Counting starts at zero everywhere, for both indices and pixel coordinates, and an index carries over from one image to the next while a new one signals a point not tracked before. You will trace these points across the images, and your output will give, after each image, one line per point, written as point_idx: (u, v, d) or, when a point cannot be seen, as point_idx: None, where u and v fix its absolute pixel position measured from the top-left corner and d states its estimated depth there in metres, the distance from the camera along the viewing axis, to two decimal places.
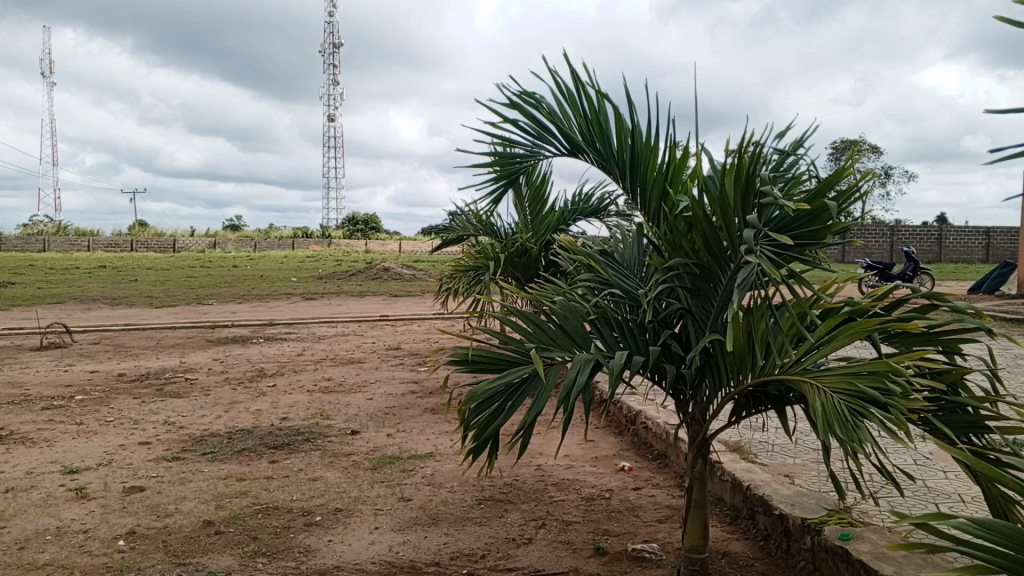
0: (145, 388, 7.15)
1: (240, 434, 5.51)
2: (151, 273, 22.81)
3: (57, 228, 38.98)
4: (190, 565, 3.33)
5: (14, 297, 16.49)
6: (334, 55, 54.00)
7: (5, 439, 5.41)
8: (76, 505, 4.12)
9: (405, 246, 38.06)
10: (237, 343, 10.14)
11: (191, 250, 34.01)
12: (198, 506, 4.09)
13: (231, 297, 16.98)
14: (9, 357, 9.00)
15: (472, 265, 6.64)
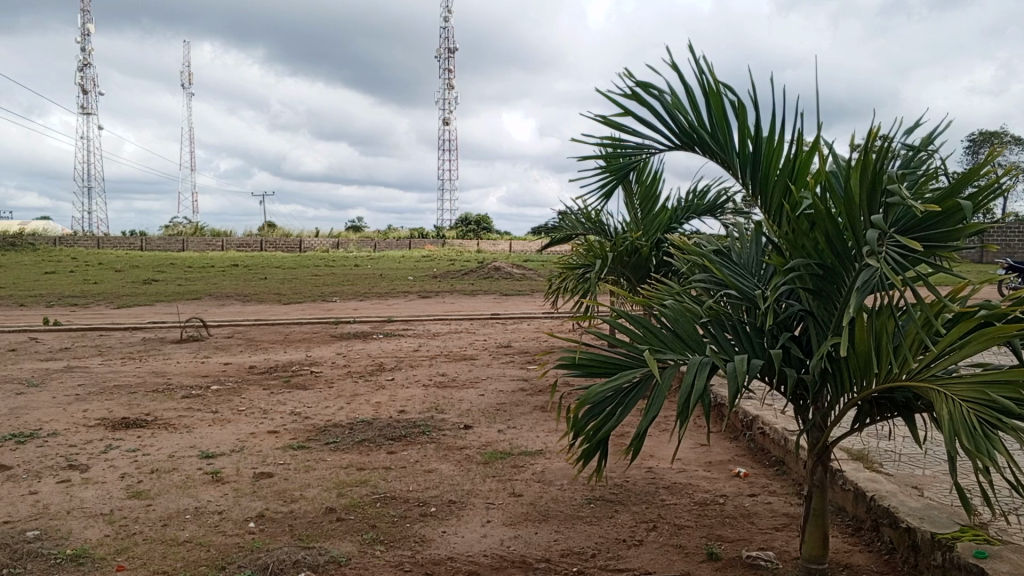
0: (274, 380, 7.58)
1: (359, 425, 5.74)
2: (279, 271, 24.09)
3: (195, 229, 41.80)
4: (314, 549, 3.52)
5: (158, 293, 17.82)
6: (449, 59, 55.11)
7: (150, 423, 5.87)
8: (212, 488, 4.43)
9: (515, 246, 38.47)
10: (357, 339, 10.57)
11: (315, 250, 35.66)
12: (321, 493, 4.30)
13: (353, 295, 17.71)
14: (154, 348, 9.74)
15: (581, 263, 6.63)
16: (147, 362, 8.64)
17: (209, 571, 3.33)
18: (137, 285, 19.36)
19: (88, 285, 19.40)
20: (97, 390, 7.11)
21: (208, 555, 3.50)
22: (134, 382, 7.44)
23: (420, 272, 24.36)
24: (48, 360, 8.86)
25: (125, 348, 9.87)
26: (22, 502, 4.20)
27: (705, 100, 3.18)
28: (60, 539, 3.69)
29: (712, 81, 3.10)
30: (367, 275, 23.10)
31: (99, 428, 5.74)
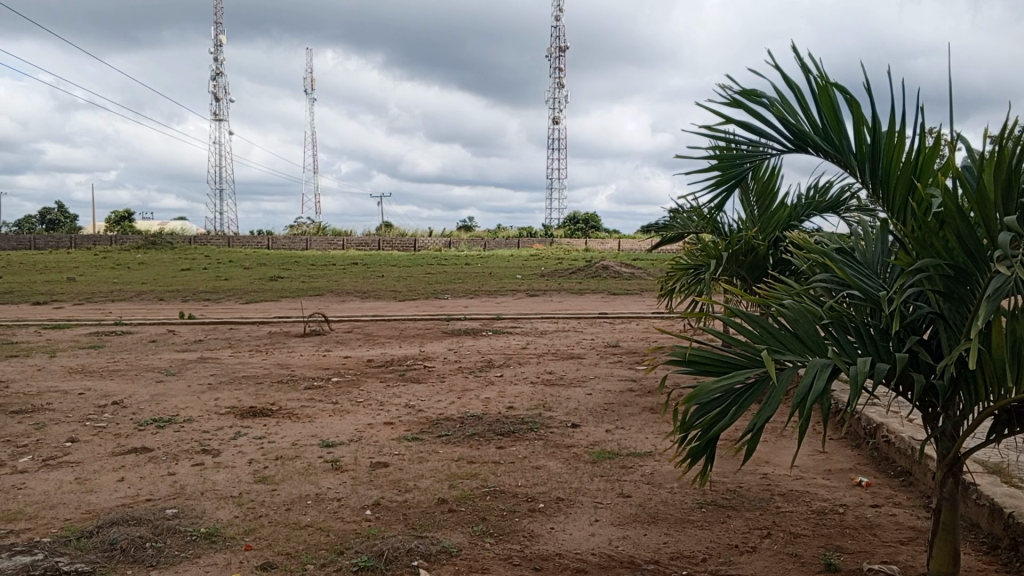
0: (390, 374, 7.84)
1: (470, 419, 5.86)
2: (394, 269, 24.87)
3: (316, 229, 43.74)
4: (427, 538, 3.62)
5: (282, 289, 18.79)
6: (560, 57, 55.02)
7: (276, 413, 6.20)
8: (331, 475, 4.64)
9: (625, 246, 38.08)
10: (467, 335, 10.77)
11: (427, 249, 36.57)
12: (433, 484, 4.42)
13: (464, 293, 18.04)
14: (279, 342, 10.27)
15: (692, 262, 6.52)
16: (273, 354, 9.13)
17: (329, 554, 3.49)
18: (264, 282, 20.46)
19: (219, 281, 20.69)
20: (228, 379, 7.57)
21: (328, 540, 3.66)
22: (260, 373, 7.88)
23: (528, 270, 24.51)
24: (185, 351, 9.52)
25: (253, 340, 10.46)
26: (162, 482, 4.53)
27: (816, 98, 3.05)
28: (195, 517, 3.97)
29: (821, 79, 2.98)
30: (478, 273, 23.48)
31: (230, 416, 6.12)
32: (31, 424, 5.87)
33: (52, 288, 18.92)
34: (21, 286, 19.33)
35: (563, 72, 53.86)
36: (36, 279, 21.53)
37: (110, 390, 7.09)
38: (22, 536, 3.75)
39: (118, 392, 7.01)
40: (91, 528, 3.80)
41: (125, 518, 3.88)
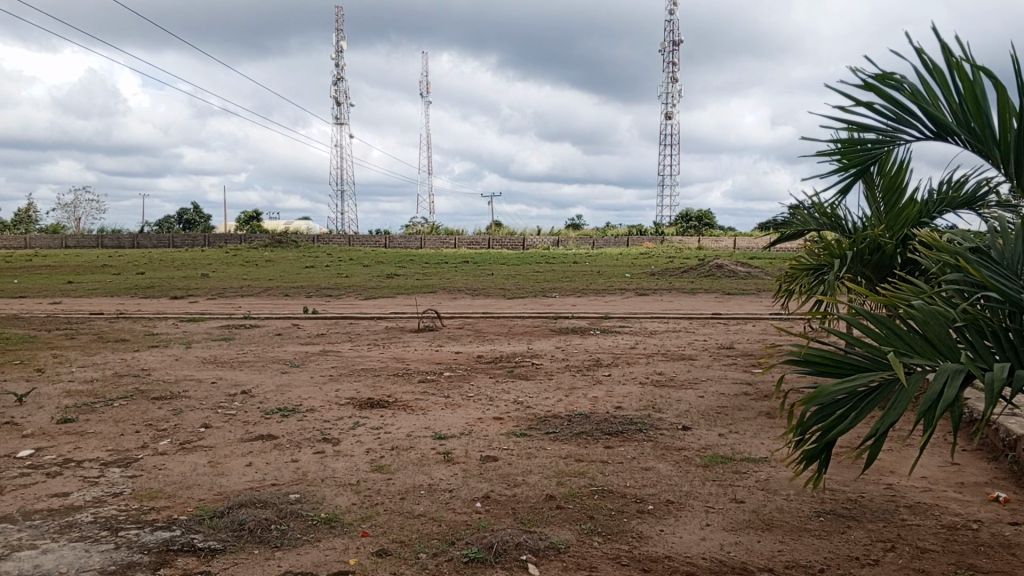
0: (499, 370, 7.95)
1: (578, 418, 5.87)
2: (504, 267, 25.15)
3: (430, 228, 44.86)
4: (535, 533, 3.67)
5: (397, 286, 19.41)
6: (673, 52, 53.82)
7: (391, 405, 6.42)
8: (443, 466, 4.76)
9: (739, 244, 37.01)
10: (575, 334, 10.77)
11: (537, 248, 36.77)
12: (541, 480, 4.46)
13: (572, 291, 18.06)
14: (394, 336, 10.61)
15: (814, 262, 6.27)
16: (389, 349, 9.44)
17: (441, 544, 3.59)
18: (380, 279, 21.14)
19: (338, 278, 21.57)
20: (346, 372, 7.90)
21: (439, 530, 3.77)
22: (377, 366, 8.17)
23: (639, 269, 24.20)
24: (307, 344, 10.00)
25: (369, 335, 10.87)
26: (286, 467, 4.79)
27: (958, 83, 2.89)
28: (315, 502, 4.17)
29: (965, 61, 2.81)
30: (587, 272, 23.40)
31: (348, 406, 6.39)
32: (170, 410, 6.33)
33: (189, 284, 20.31)
34: (163, 281, 20.85)
35: (677, 67, 52.61)
36: (175, 275, 23.16)
37: (240, 379, 7.55)
38: (162, 513, 4.06)
39: (247, 381, 7.45)
40: (222, 508, 4.06)
41: (254, 501, 4.13)
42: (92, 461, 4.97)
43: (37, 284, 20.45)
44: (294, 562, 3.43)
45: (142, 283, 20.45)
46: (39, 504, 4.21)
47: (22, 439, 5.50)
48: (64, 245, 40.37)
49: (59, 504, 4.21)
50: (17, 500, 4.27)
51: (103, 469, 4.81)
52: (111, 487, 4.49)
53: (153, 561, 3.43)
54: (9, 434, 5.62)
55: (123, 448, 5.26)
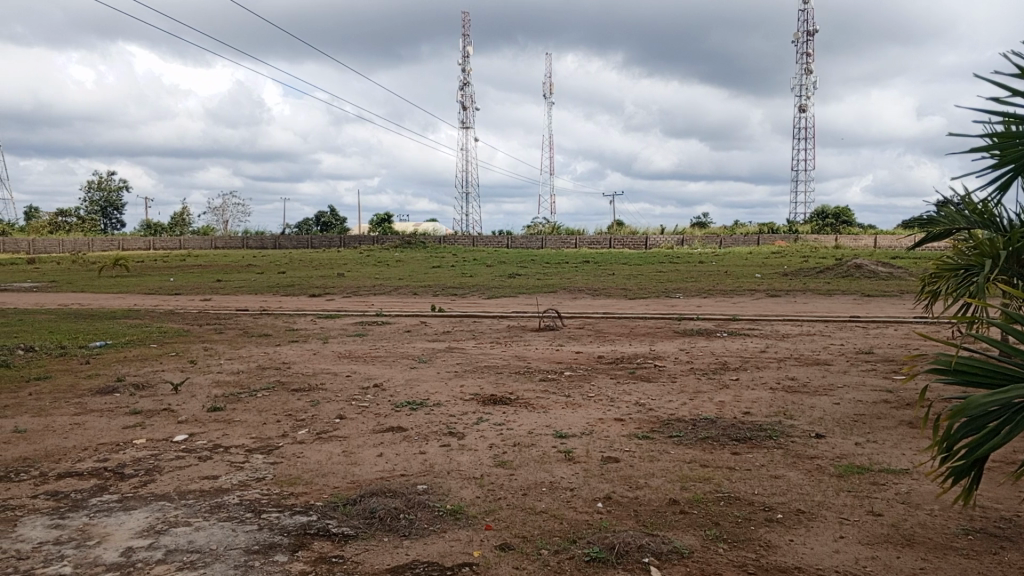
0: (621, 371, 7.90)
1: (703, 422, 5.74)
2: (627, 267, 24.88)
3: (553, 228, 45.07)
4: (658, 536, 3.63)
5: (520, 286, 19.63)
6: (808, 42, 51.34)
7: (513, 402, 6.51)
8: (564, 465, 4.78)
9: (881, 242, 34.96)
10: (701, 336, 10.52)
11: (661, 247, 36.21)
12: (664, 483, 4.39)
13: (698, 292, 17.64)
14: (517, 335, 10.75)
15: (963, 263, 5.86)
16: (512, 347, 9.57)
17: (562, 542, 3.61)
18: (503, 279, 21.45)
19: (463, 278, 22.07)
20: (471, 369, 8.07)
21: (561, 527, 3.79)
22: (500, 364, 8.30)
23: (769, 269, 23.30)
24: (434, 341, 10.29)
25: (493, 333, 11.05)
26: (414, 459, 4.97)
27: None
28: (441, 494, 4.30)
29: None
30: (714, 272, 22.79)
31: (472, 402, 6.54)
32: (308, 401, 6.70)
33: (325, 282, 21.37)
34: (302, 280, 22.07)
35: (813, 58, 50.10)
36: (313, 274, 24.43)
37: (372, 373, 7.89)
38: (300, 498, 4.30)
39: (378, 375, 7.77)
40: (355, 496, 4.26)
41: (384, 490, 4.31)
42: (238, 448, 5.34)
43: (192, 282, 22.14)
44: (421, 551, 3.55)
45: (283, 282, 21.72)
46: (192, 485, 4.57)
47: (177, 425, 5.99)
48: (214, 247, 43.39)
49: (210, 485, 4.55)
50: (174, 480, 4.65)
51: (248, 455, 5.16)
52: (254, 472, 4.81)
53: (292, 543, 3.65)
54: (167, 420, 6.13)
55: (266, 436, 5.62)
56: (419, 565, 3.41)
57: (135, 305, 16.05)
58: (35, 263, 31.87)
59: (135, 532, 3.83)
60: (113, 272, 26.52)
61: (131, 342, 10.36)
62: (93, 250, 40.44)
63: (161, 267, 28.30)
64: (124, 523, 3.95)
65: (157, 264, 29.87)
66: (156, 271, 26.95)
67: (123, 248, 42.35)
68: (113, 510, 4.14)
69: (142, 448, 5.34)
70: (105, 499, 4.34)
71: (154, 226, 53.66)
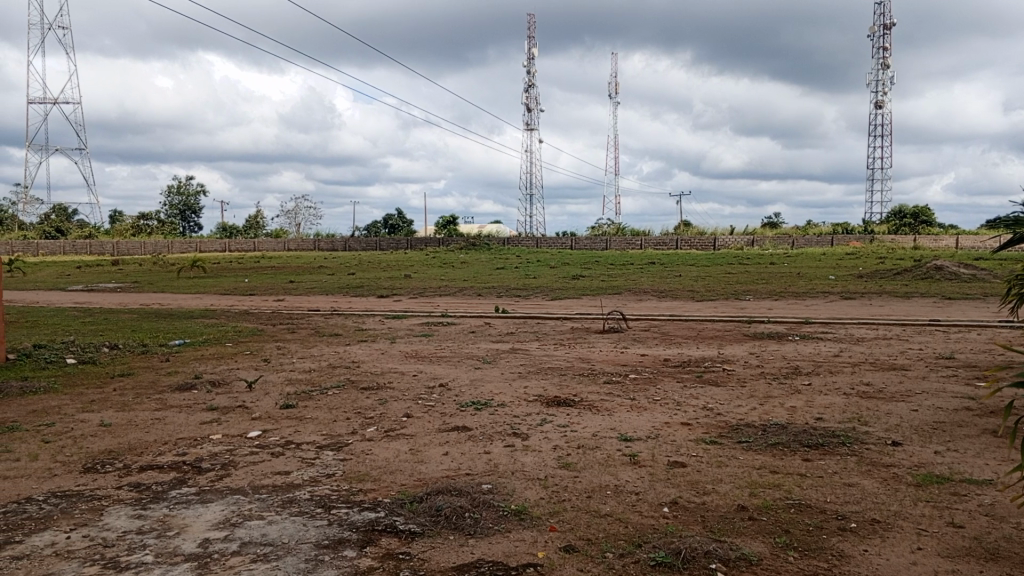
0: (688, 374, 7.79)
1: (773, 427, 5.61)
2: (694, 269, 24.51)
3: (618, 229, 44.76)
4: (725, 543, 3.57)
5: (584, 287, 19.56)
6: (885, 36, 49.56)
7: (577, 404, 6.49)
8: (630, 469, 4.75)
9: (963, 242, 33.52)
10: (771, 339, 10.28)
11: (729, 248, 35.54)
12: (732, 489, 4.32)
13: (768, 294, 17.25)
14: (581, 337, 10.71)
15: None
16: (576, 349, 9.55)
17: (627, 545, 3.59)
18: (568, 280, 21.43)
19: (527, 279, 22.12)
20: (535, 370, 8.09)
21: (626, 531, 3.77)
22: (564, 366, 8.29)
23: (843, 270, 22.58)
24: (498, 342, 10.34)
25: (557, 334, 11.04)
26: (479, 458, 5.01)
27: None
28: (506, 494, 4.33)
29: None
30: (784, 273, 22.24)
31: (536, 403, 6.55)
32: (376, 399, 6.83)
33: (392, 283, 21.72)
34: (370, 281, 22.50)
35: (890, 52, 48.25)
36: (381, 275, 24.87)
37: (437, 373, 7.99)
38: (369, 494, 4.39)
39: (444, 375, 7.86)
40: (422, 494, 4.32)
41: (450, 488, 4.35)
42: (309, 444, 5.49)
43: (265, 283, 22.84)
44: (486, 550, 3.59)
45: (352, 283, 22.17)
46: (265, 479, 4.71)
47: (252, 421, 6.18)
48: (286, 248, 44.59)
49: (282, 480, 4.69)
50: (248, 475, 4.81)
51: (319, 451, 5.29)
52: (325, 468, 4.93)
53: (361, 539, 3.73)
54: (242, 416, 6.34)
55: (336, 432, 5.75)
56: (484, 563, 3.44)
57: (212, 305, 16.64)
58: (120, 264, 33.38)
59: (212, 524, 3.98)
60: (192, 273, 27.59)
61: (208, 341, 10.75)
62: (173, 252, 42.07)
63: (237, 269, 29.26)
64: (202, 515, 4.10)
65: (233, 266, 30.88)
66: (232, 272, 27.89)
67: (200, 249, 43.93)
68: (191, 502, 4.31)
69: (218, 444, 5.54)
70: (184, 491, 4.52)
71: (230, 229, 55.55)
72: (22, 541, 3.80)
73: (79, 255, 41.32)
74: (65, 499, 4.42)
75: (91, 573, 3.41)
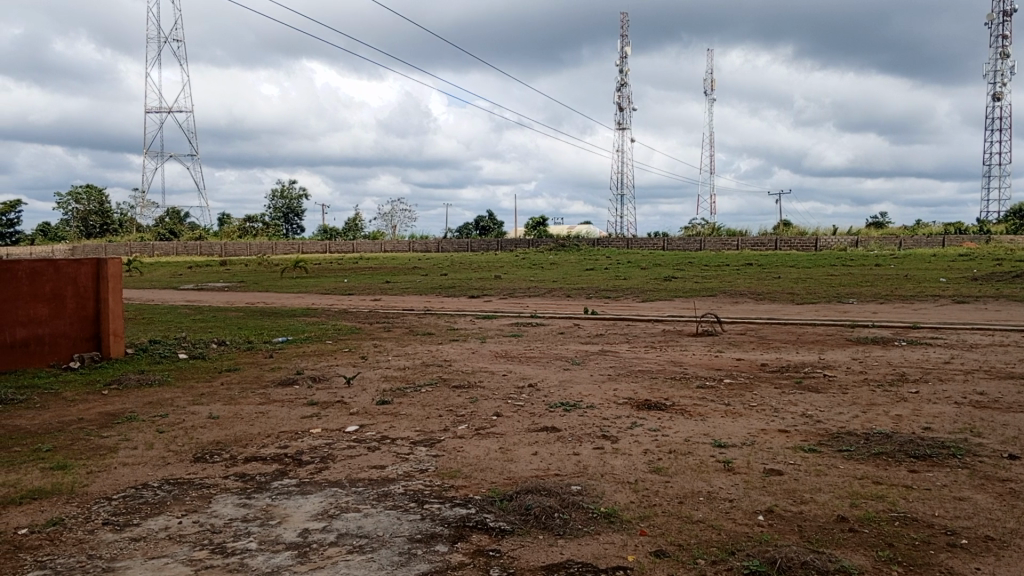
0: (786, 380, 7.56)
1: (877, 436, 5.37)
2: (793, 270, 23.69)
3: (713, 229, 43.80)
4: (824, 554, 3.44)
5: (677, 289, 19.22)
6: (1004, 23, 46.52)
7: (669, 408, 6.40)
8: (723, 475, 4.65)
9: None
10: (876, 345, 9.82)
11: (832, 249, 34.16)
12: (832, 500, 4.17)
13: (873, 297, 16.49)
14: (674, 340, 10.55)
15: None
16: (669, 352, 9.41)
17: (720, 552, 3.53)
18: (660, 282, 21.13)
19: (618, 280, 21.96)
20: (626, 372, 8.04)
21: (720, 538, 3.70)
22: (655, 369, 8.19)
23: (955, 273, 21.34)
24: (588, 343, 10.33)
25: (648, 337, 10.91)
26: (568, 459, 5.02)
27: None
28: (596, 496, 4.32)
29: None
30: (891, 275, 21.20)
31: (627, 406, 6.50)
32: (467, 397, 6.94)
33: (483, 284, 21.97)
34: (463, 281, 22.85)
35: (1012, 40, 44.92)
36: (473, 275, 25.19)
37: (528, 373, 8.05)
38: (460, 491, 4.47)
39: (534, 375, 7.91)
40: (512, 492, 4.36)
41: (540, 488, 4.38)
42: (403, 439, 5.63)
43: (363, 283, 23.54)
44: (575, 551, 3.59)
45: (444, 283, 22.56)
46: (362, 473, 4.87)
47: (349, 416, 6.40)
48: (382, 249, 45.85)
49: (377, 474, 4.83)
50: (345, 468, 4.98)
51: (412, 447, 5.43)
52: (418, 463, 5.05)
53: (452, 534, 3.80)
54: (340, 411, 6.57)
55: (429, 429, 5.88)
56: (574, 565, 3.44)
57: (313, 304, 17.29)
58: (228, 265, 35.10)
59: (311, 515, 4.14)
60: (295, 273, 28.74)
61: (309, 338, 11.18)
62: (277, 253, 43.84)
63: (336, 269, 30.28)
64: (302, 506, 4.28)
65: (332, 266, 31.91)
66: (331, 272, 28.87)
67: (302, 251, 45.66)
68: (292, 493, 4.50)
69: (317, 437, 5.76)
70: (286, 482, 4.73)
71: (330, 231, 57.47)
72: (140, 524, 4.07)
73: (191, 255, 43.71)
74: (177, 486, 4.70)
75: (201, 557, 3.61)
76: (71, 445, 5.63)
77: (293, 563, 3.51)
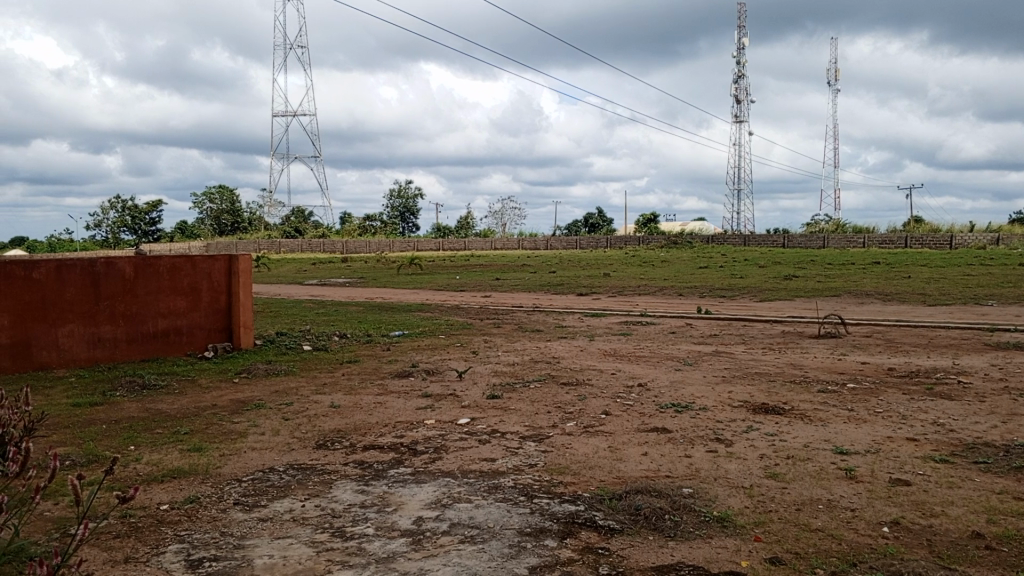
0: (915, 385, 7.13)
1: (1018, 448, 4.99)
2: (925, 270, 22.28)
3: (836, 227, 41.76)
4: (955, 572, 3.25)
5: (797, 288, 18.49)
6: None
7: (787, 412, 6.19)
8: (845, 483, 4.45)
9: None
10: (1019, 350, 9.11)
11: (970, 246, 31.88)
12: (966, 514, 3.91)
13: (1016, 299, 15.29)
14: (793, 341, 10.17)
15: None
16: (787, 354, 9.08)
17: (840, 563, 3.39)
18: (778, 280, 20.37)
19: (733, 279, 21.34)
20: (740, 374, 7.82)
21: (840, 548, 3.55)
22: (772, 371, 7.93)
23: None
24: (701, 343, 10.10)
25: (765, 338, 10.54)
26: (679, 461, 4.94)
27: None
28: (708, 499, 4.24)
29: None
30: None
31: (741, 409, 6.33)
32: (577, 395, 6.95)
33: (593, 282, 21.91)
34: (573, 279, 22.82)
35: None
36: (582, 273, 25.13)
37: (638, 372, 7.97)
38: (569, 487, 4.49)
39: (644, 375, 7.82)
40: (621, 492, 4.35)
41: (650, 488, 4.34)
42: (513, 434, 5.71)
43: (474, 280, 23.93)
44: (686, 554, 3.54)
45: (555, 281, 22.60)
46: (473, 465, 4.97)
47: (461, 409, 6.55)
48: (493, 247, 46.46)
49: (488, 467, 4.92)
50: (457, 459, 5.10)
51: (522, 441, 5.49)
52: (528, 458, 5.11)
53: (561, 530, 3.83)
54: (453, 404, 6.73)
55: (538, 425, 5.93)
56: (685, 567, 3.40)
57: (426, 299, 17.74)
58: (347, 261, 36.51)
59: (425, 503, 4.27)
60: (409, 270, 29.55)
61: (422, 332, 11.50)
62: (394, 251, 45.08)
63: (449, 266, 30.91)
64: (416, 494, 4.42)
65: (445, 264, 32.58)
66: (443, 269, 29.51)
67: (417, 249, 46.91)
68: (407, 482, 4.66)
69: (431, 428, 5.92)
70: (401, 471, 4.89)
71: (444, 229, 58.74)
72: (267, 505, 4.32)
73: (312, 252, 45.77)
74: (301, 471, 4.96)
75: (322, 539, 3.80)
76: (206, 429, 6.04)
77: (408, 550, 3.63)
